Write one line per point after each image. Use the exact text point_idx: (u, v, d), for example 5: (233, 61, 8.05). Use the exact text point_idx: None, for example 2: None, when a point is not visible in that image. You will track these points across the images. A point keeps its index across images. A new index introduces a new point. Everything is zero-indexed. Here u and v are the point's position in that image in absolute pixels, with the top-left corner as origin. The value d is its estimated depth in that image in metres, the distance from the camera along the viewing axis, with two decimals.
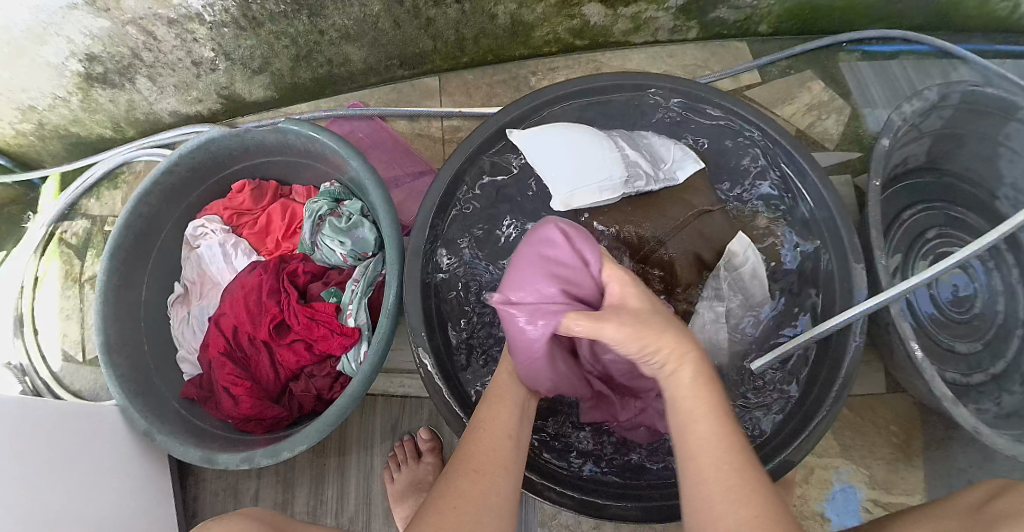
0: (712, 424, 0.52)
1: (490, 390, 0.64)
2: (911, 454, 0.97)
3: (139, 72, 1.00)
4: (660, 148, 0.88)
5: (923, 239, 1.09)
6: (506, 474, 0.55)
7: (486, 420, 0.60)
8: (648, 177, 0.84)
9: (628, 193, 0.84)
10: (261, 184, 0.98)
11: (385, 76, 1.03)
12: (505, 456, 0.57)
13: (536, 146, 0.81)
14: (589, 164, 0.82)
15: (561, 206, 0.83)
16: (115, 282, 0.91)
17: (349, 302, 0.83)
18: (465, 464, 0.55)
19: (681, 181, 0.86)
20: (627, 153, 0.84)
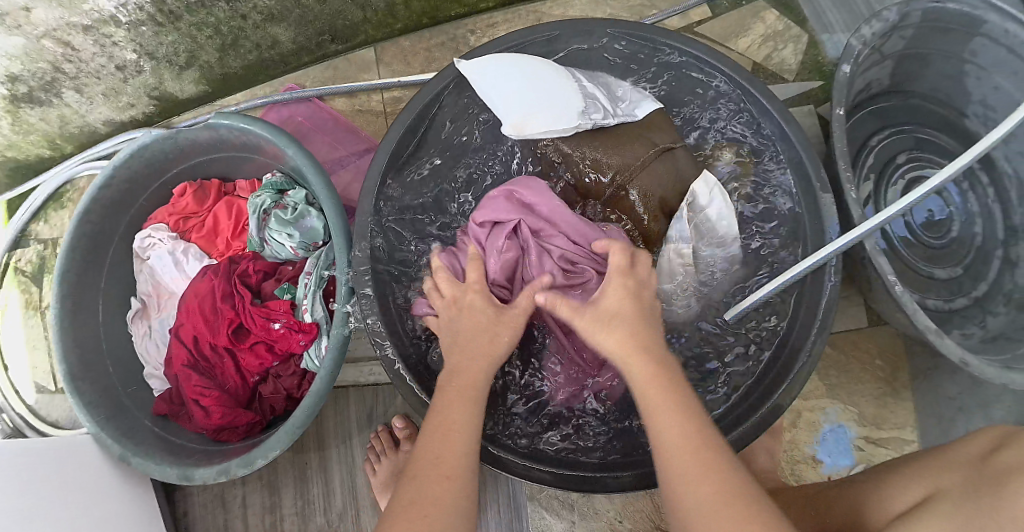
0: (679, 426, 0.52)
1: (442, 387, 0.58)
2: (898, 386, 0.96)
3: (64, 85, 0.95)
4: (618, 87, 0.83)
5: (894, 163, 1.07)
6: (450, 481, 0.52)
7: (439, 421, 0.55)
8: (606, 110, 0.78)
9: (585, 125, 0.77)
10: (203, 184, 0.94)
11: (319, 53, 0.98)
12: (459, 461, 0.53)
13: (488, 74, 0.77)
14: (543, 94, 0.77)
15: (514, 132, 0.77)
16: (68, 307, 0.87)
17: (304, 297, 0.80)
18: (407, 485, 0.52)
19: (641, 117, 0.80)
20: (584, 86, 0.79)
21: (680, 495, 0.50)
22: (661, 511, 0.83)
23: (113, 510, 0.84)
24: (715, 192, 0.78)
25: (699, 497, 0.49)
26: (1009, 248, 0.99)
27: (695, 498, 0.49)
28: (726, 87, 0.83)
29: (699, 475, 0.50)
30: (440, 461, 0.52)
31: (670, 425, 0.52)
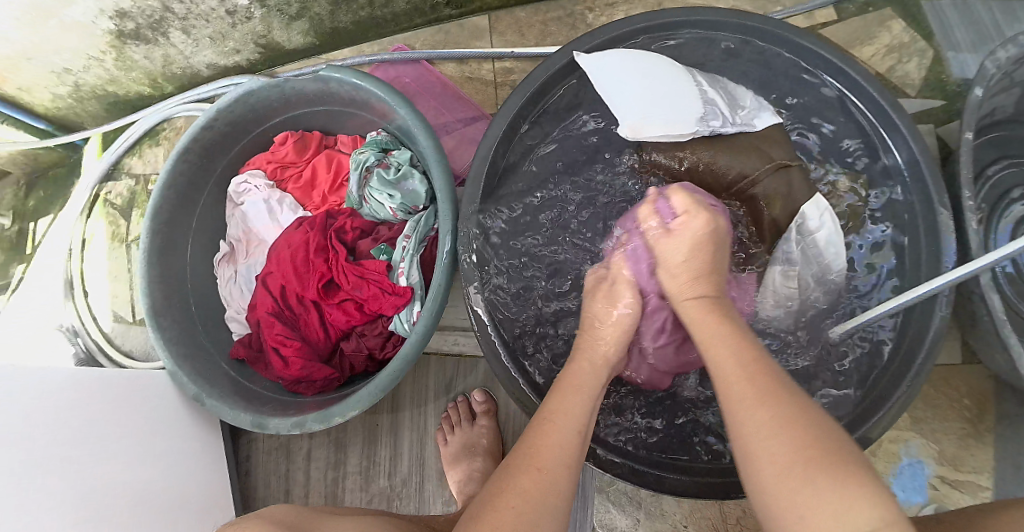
0: (733, 363, 0.54)
1: (568, 376, 0.63)
2: (983, 430, 0.92)
3: (173, 25, 0.96)
4: (737, 91, 0.79)
5: (1006, 200, 1.00)
6: (568, 472, 0.54)
7: (557, 408, 0.59)
8: (725, 118, 0.76)
9: (702, 131, 0.76)
10: (304, 135, 0.94)
11: (431, 16, 0.97)
12: (570, 452, 0.56)
13: (607, 71, 0.75)
14: (660, 97, 0.75)
15: (631, 135, 0.76)
16: (159, 243, 0.89)
17: (401, 260, 0.79)
18: (527, 458, 0.54)
19: (759, 128, 0.77)
20: (704, 90, 0.76)
21: (739, 420, 0.50)
22: (728, 523, 0.81)
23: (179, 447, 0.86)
24: (825, 216, 0.77)
25: (755, 424, 0.49)
26: None
27: (751, 426, 0.49)
28: (848, 98, 0.79)
29: (748, 396, 0.51)
30: (553, 438, 0.56)
31: (723, 356, 0.55)
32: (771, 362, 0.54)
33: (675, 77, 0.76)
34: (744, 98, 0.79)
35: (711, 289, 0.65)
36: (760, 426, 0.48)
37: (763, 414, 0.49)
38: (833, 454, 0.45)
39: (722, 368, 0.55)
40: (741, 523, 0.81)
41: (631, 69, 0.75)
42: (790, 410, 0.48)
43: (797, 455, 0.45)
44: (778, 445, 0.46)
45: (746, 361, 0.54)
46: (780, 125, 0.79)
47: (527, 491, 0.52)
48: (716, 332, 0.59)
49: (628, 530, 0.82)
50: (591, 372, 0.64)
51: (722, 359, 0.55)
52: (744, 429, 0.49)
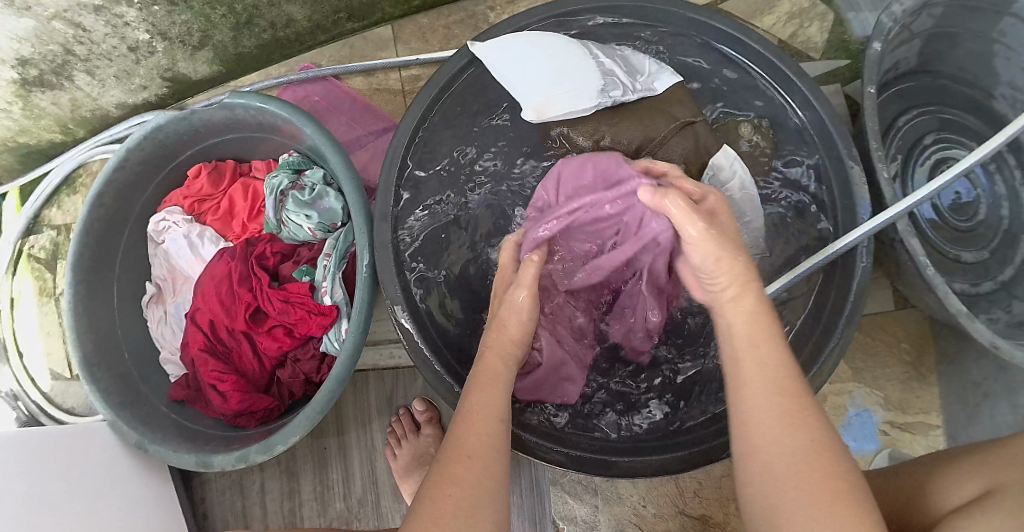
0: (757, 385, 0.51)
1: (481, 371, 0.60)
2: (923, 371, 0.94)
3: (76, 68, 0.93)
4: (634, 58, 0.81)
5: (920, 145, 1.04)
6: (495, 455, 0.52)
7: (476, 401, 0.56)
8: (625, 86, 0.78)
9: (605, 103, 0.78)
10: (218, 165, 0.93)
11: (334, 31, 0.97)
12: (495, 442, 0.53)
13: (504, 58, 0.76)
14: (562, 77, 0.77)
15: (536, 117, 0.78)
16: (83, 292, 0.86)
17: (324, 279, 0.78)
18: (456, 449, 0.52)
19: (659, 91, 0.80)
20: (602, 61, 0.78)
21: (749, 431, 0.50)
22: (685, 495, 0.82)
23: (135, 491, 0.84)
24: (736, 166, 0.78)
25: (772, 421, 0.49)
26: None
27: (756, 422, 0.49)
28: (753, 65, 0.81)
29: (765, 414, 0.49)
30: (474, 453, 0.51)
31: (749, 360, 0.53)
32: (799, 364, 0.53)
33: (575, 52, 0.77)
34: (643, 62, 0.81)
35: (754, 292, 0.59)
36: (775, 414, 0.49)
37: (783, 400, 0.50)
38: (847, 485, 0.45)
39: (745, 373, 0.52)
40: (699, 495, 0.82)
41: (531, 51, 0.76)
42: (815, 431, 0.48)
43: (816, 469, 0.45)
44: (789, 467, 0.46)
45: (793, 366, 0.52)
46: (680, 86, 0.81)
47: (466, 485, 0.49)
48: (761, 327, 0.55)
49: (589, 518, 0.82)
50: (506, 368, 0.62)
51: (749, 363, 0.53)
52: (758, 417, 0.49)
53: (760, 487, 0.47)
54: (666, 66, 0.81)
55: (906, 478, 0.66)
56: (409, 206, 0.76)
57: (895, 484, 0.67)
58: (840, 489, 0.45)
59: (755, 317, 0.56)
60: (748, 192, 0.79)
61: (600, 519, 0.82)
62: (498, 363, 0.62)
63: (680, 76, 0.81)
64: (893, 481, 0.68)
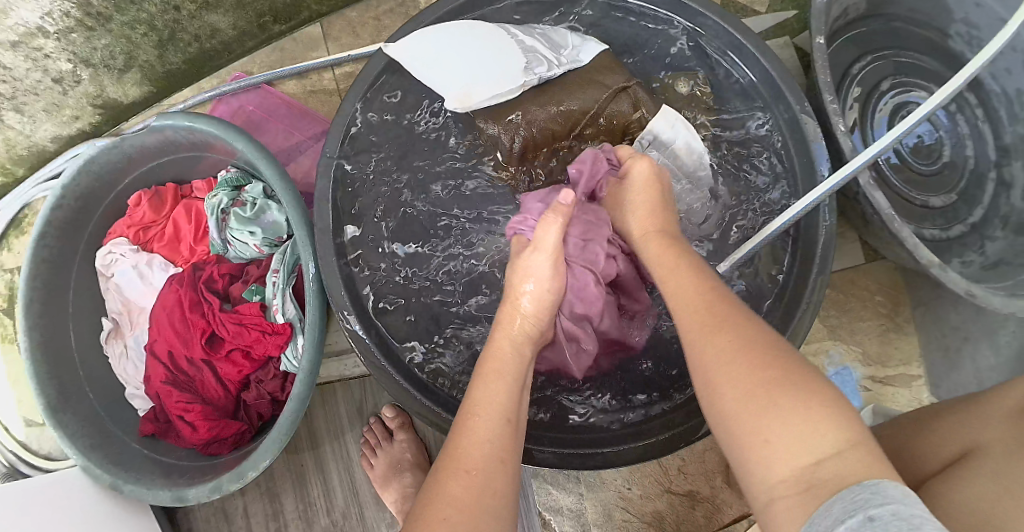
0: (687, 281, 0.55)
1: (487, 361, 0.58)
2: (900, 321, 0.94)
3: (2, 107, 0.88)
4: (555, 33, 0.78)
5: (878, 92, 1.02)
6: (503, 465, 0.49)
7: (479, 398, 0.54)
8: (549, 61, 0.76)
9: (531, 80, 0.75)
10: (158, 190, 0.90)
11: (263, 35, 0.94)
12: (500, 445, 0.50)
13: (419, 54, 0.74)
14: (486, 67, 0.75)
15: (461, 107, 0.75)
16: (38, 337, 0.83)
17: (274, 297, 0.78)
18: (453, 461, 0.49)
19: (586, 62, 0.77)
20: (521, 39, 0.76)
21: (695, 347, 0.49)
22: (670, 474, 0.81)
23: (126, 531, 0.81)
24: (679, 126, 0.75)
25: (693, 332, 0.50)
26: (1001, 168, 0.95)
27: (692, 336, 0.50)
28: (694, 26, 0.78)
29: (712, 320, 0.49)
30: (474, 464, 0.48)
31: (681, 283, 0.55)
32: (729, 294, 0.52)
33: (493, 35, 0.76)
34: (563, 36, 0.78)
35: (664, 226, 0.65)
36: (703, 335, 0.49)
37: (702, 321, 0.50)
38: (796, 380, 0.43)
39: (678, 297, 0.54)
40: (683, 472, 0.81)
41: (447, 40, 0.74)
42: (742, 334, 0.47)
43: (757, 373, 0.44)
44: (732, 377, 0.45)
45: (699, 293, 0.52)
46: (606, 51, 0.79)
47: (460, 498, 0.46)
48: (671, 267, 0.58)
49: (575, 506, 0.81)
50: (517, 357, 0.59)
51: (683, 293, 0.54)
52: (689, 335, 0.50)
53: (714, 397, 0.45)
54: (589, 37, 0.78)
55: (887, 438, 0.65)
56: (356, 212, 0.76)
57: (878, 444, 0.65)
58: (778, 376, 0.43)
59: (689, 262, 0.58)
60: (693, 150, 0.77)
61: (587, 507, 0.81)
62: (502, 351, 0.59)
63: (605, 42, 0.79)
64: (874, 443, 0.67)
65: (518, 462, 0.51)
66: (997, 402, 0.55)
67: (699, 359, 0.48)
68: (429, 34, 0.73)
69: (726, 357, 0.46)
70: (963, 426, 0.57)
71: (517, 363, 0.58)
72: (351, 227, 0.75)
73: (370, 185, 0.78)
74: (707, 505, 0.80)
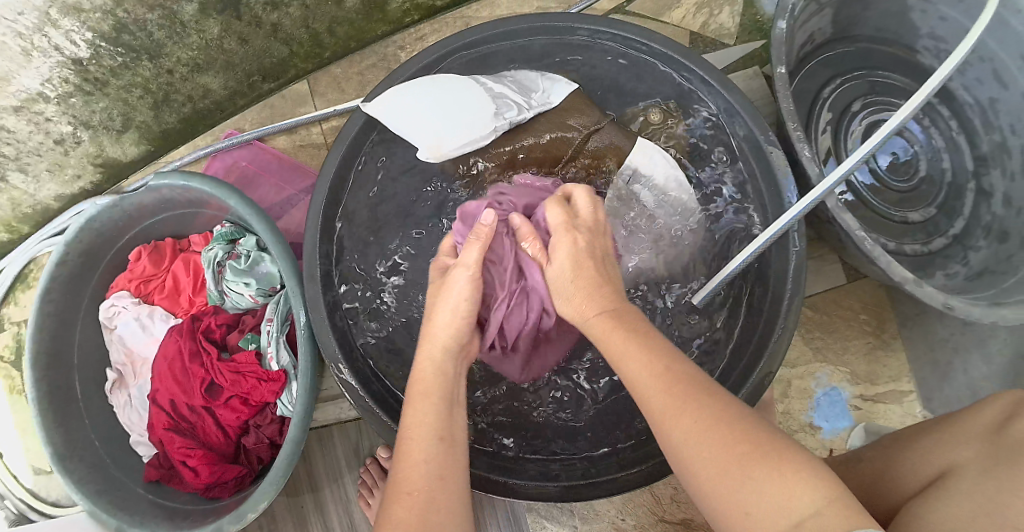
0: (638, 356, 0.52)
1: (416, 382, 0.58)
2: (885, 339, 0.96)
3: (7, 169, 0.92)
4: (526, 78, 0.84)
5: (849, 112, 1.05)
6: (442, 482, 0.51)
7: (411, 426, 0.54)
8: (519, 107, 0.81)
9: (501, 125, 0.80)
10: (158, 244, 0.94)
11: (252, 94, 0.98)
12: (438, 466, 0.51)
13: (397, 106, 0.76)
14: (454, 113, 0.79)
15: (433, 156, 0.80)
16: (45, 389, 0.86)
17: (269, 345, 0.81)
18: (395, 488, 0.50)
19: (557, 103, 0.82)
20: (491, 87, 0.81)
21: (669, 435, 0.47)
22: (664, 502, 0.83)
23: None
24: (655, 158, 0.81)
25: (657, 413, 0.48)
26: (979, 178, 0.98)
27: (667, 413, 0.47)
28: (662, 66, 0.82)
29: (677, 407, 0.47)
30: (413, 492, 0.50)
31: (635, 365, 0.51)
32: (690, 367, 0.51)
33: (467, 88, 0.80)
34: (535, 81, 0.84)
35: (609, 298, 0.59)
36: (682, 406, 0.47)
37: (666, 393, 0.48)
38: (774, 456, 0.43)
39: (635, 378, 0.51)
40: (675, 500, 0.83)
41: (424, 92, 0.78)
42: (721, 410, 0.46)
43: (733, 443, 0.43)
44: (708, 460, 0.44)
45: (657, 370, 0.50)
46: (577, 93, 0.83)
47: (407, 525, 0.47)
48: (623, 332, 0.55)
49: None
50: (443, 364, 0.59)
51: (636, 371, 0.51)
52: (659, 411, 0.48)
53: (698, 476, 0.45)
54: (558, 78, 0.83)
55: (870, 463, 0.66)
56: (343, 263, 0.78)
57: (860, 468, 0.66)
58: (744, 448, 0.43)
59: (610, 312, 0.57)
60: (676, 181, 0.82)
61: None
62: (422, 363, 0.59)
63: (575, 83, 0.84)
64: (857, 466, 0.67)
65: (461, 477, 0.53)
66: (974, 426, 0.57)
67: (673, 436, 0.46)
68: (405, 87, 0.77)
69: (693, 431, 0.45)
70: (941, 448, 0.58)
71: (438, 371, 0.59)
72: (336, 270, 0.78)
73: (356, 232, 0.81)
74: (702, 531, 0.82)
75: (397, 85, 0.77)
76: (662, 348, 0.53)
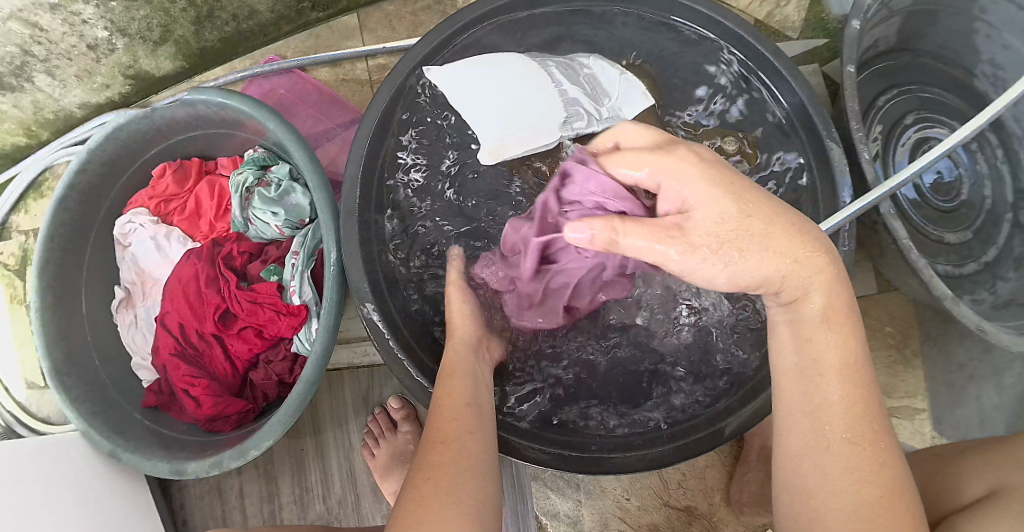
0: (845, 361, 0.48)
1: (449, 363, 0.63)
2: (909, 353, 0.93)
3: (35, 69, 0.88)
4: (603, 76, 0.79)
5: (901, 124, 1.01)
6: (472, 437, 0.53)
7: (443, 394, 0.58)
8: (589, 117, 0.76)
9: (566, 135, 0.76)
10: (183, 164, 0.91)
11: (299, 21, 0.95)
12: (467, 422, 0.54)
13: (464, 88, 0.75)
14: (525, 107, 0.74)
15: (492, 159, 0.75)
16: (51, 300, 0.83)
17: (292, 278, 0.79)
18: (432, 436, 0.53)
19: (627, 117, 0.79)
20: (564, 89, 0.76)
21: (824, 458, 0.46)
22: (669, 488, 0.81)
23: (121, 500, 0.80)
24: None
25: (834, 371, 0.48)
26: (1018, 211, 0.94)
27: (833, 457, 0.46)
28: (729, 45, 0.78)
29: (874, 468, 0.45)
30: (446, 441, 0.52)
31: (838, 371, 0.48)
32: (880, 422, 0.47)
33: (540, 80, 0.75)
34: (613, 82, 0.79)
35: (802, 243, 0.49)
36: (845, 457, 0.46)
37: (849, 418, 0.47)
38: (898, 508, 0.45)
39: (829, 387, 0.48)
40: (682, 486, 0.81)
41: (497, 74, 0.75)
42: (893, 480, 0.45)
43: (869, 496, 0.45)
44: (852, 499, 0.45)
45: (857, 397, 0.47)
46: (650, 108, 0.80)
47: (440, 466, 0.49)
48: (845, 331, 0.49)
49: (572, 513, 0.81)
50: (467, 358, 0.64)
51: (835, 378, 0.48)
52: (826, 428, 0.47)
53: (813, 509, 0.46)
54: (636, 84, 0.79)
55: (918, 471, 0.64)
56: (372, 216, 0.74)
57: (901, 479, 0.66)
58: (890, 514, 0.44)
59: (834, 300, 0.50)
60: None
61: (583, 515, 0.81)
62: (454, 357, 0.64)
63: (651, 98, 0.80)
64: None
65: (487, 437, 0.55)
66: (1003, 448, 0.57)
67: (823, 460, 0.46)
68: (473, 65, 0.75)
69: (851, 470, 0.45)
70: (993, 470, 0.56)
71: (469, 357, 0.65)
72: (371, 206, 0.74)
73: (397, 174, 0.77)
74: (703, 521, 0.80)
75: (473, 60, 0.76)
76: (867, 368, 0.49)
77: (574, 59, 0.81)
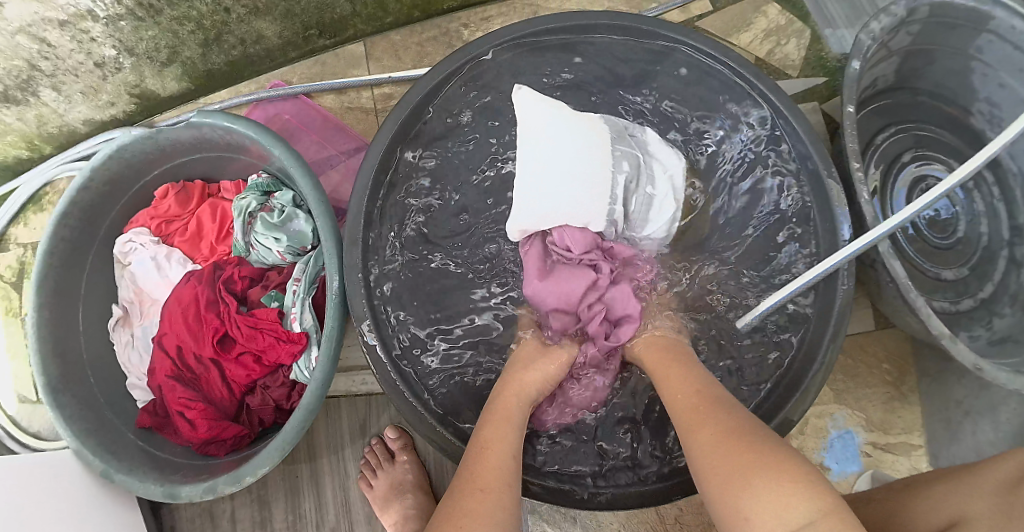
0: (675, 380, 0.61)
1: (495, 408, 0.63)
2: (904, 390, 0.94)
3: (41, 84, 0.88)
4: (656, 192, 0.81)
5: (899, 162, 1.03)
6: (509, 488, 0.53)
7: (487, 438, 0.58)
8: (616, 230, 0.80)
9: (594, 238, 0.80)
10: (187, 186, 0.92)
11: (305, 48, 0.96)
12: (506, 471, 0.54)
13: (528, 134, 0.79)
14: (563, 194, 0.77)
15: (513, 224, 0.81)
16: (47, 316, 0.83)
17: (293, 305, 0.79)
18: (468, 482, 0.53)
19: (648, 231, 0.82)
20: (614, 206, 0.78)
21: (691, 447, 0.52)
22: (664, 523, 0.80)
23: (112, 521, 0.79)
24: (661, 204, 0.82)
25: (676, 389, 0.60)
26: (1014, 248, 0.94)
27: (698, 437, 0.52)
28: (731, 84, 0.79)
29: (702, 423, 0.53)
30: (481, 479, 0.52)
31: (672, 389, 0.60)
32: (725, 400, 0.56)
33: (595, 180, 0.77)
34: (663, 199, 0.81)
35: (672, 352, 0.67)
36: (705, 434, 0.52)
37: (690, 411, 0.56)
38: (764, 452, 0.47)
39: (671, 398, 0.60)
40: (678, 522, 0.80)
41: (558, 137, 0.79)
42: (736, 424, 0.51)
43: (727, 453, 0.48)
44: (717, 462, 0.49)
45: (691, 396, 0.57)
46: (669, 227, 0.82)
47: (474, 511, 0.49)
48: (669, 369, 0.64)
49: None
50: (518, 406, 0.63)
51: (676, 392, 0.60)
52: (686, 425, 0.55)
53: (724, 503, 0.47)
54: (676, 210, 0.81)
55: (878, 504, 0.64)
56: (393, 239, 0.78)
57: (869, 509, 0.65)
58: (757, 459, 0.47)
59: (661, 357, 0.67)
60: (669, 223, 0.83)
61: None
62: (514, 402, 0.64)
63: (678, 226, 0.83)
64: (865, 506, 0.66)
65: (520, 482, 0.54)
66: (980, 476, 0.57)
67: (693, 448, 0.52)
68: (551, 122, 0.79)
69: (709, 438, 0.51)
70: (951, 498, 0.57)
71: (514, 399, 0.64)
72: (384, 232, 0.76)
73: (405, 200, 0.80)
74: None
75: (556, 118, 0.79)
76: (705, 381, 0.61)
77: (649, 151, 0.83)
